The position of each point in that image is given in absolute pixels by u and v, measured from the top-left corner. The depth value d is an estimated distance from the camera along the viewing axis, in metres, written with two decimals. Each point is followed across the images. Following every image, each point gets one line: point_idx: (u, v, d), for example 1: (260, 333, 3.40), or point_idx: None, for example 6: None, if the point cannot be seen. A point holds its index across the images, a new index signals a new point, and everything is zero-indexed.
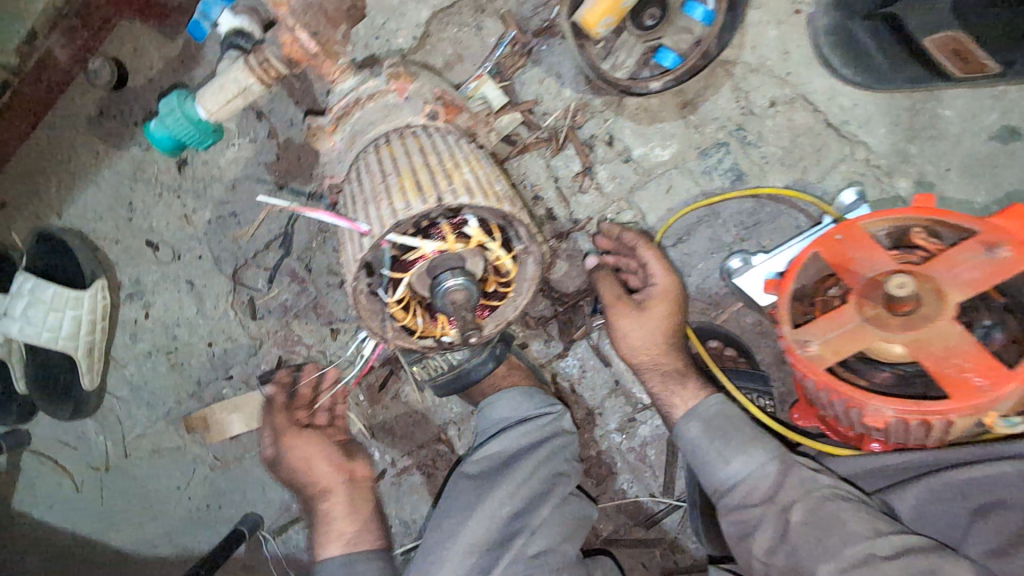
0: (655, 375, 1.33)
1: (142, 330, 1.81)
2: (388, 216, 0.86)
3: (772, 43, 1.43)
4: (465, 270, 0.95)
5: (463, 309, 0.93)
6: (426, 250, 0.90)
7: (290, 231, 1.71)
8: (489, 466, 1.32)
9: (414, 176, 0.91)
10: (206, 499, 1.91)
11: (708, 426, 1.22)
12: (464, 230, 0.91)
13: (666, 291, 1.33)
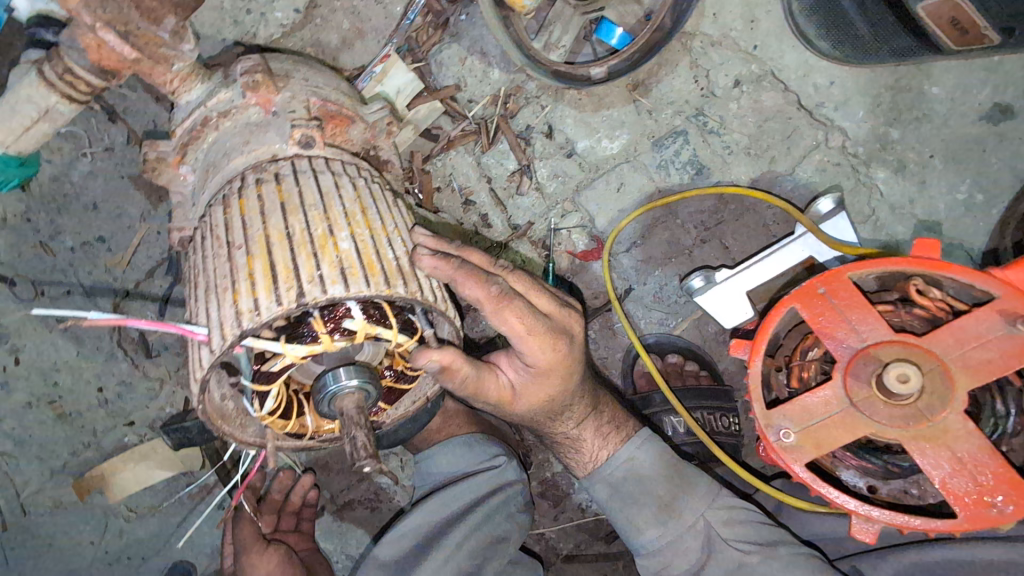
0: (559, 436, 1.01)
1: (14, 380, 1.53)
2: (231, 322, 0.65)
3: (736, 9, 1.19)
4: (358, 367, 0.74)
5: (353, 421, 0.72)
6: (292, 357, 0.68)
7: (177, 255, 1.43)
8: (411, 546, 1.12)
9: (271, 255, 0.68)
10: (124, 553, 1.70)
11: (612, 493, 0.98)
12: (345, 324, 0.69)
13: (541, 366, 0.83)
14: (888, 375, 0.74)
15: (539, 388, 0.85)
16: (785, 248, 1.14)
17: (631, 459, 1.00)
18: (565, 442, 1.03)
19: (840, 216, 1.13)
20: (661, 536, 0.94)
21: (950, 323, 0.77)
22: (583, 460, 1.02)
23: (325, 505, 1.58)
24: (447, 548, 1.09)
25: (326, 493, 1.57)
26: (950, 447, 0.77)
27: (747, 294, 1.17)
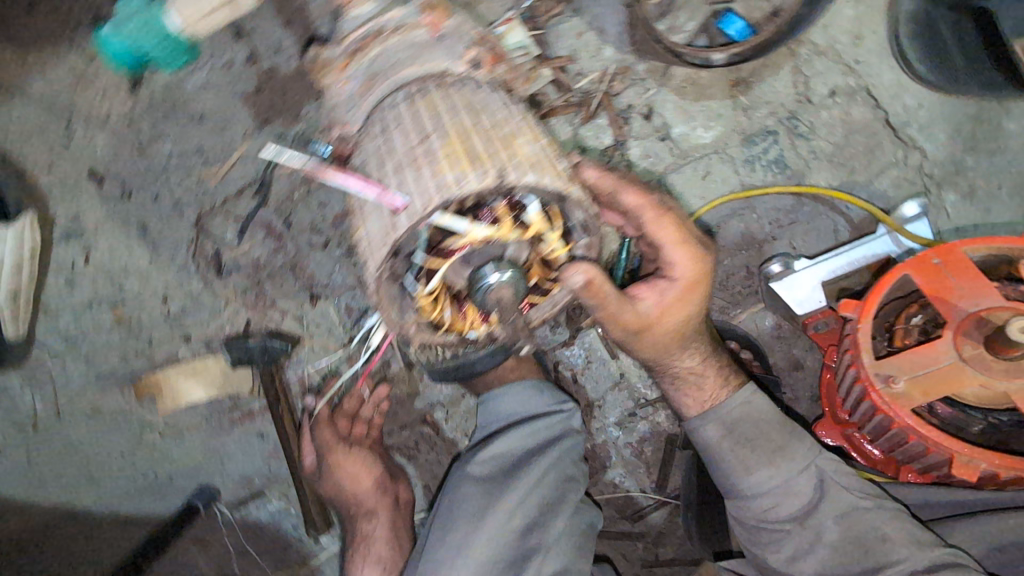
0: (673, 376, 1.10)
1: (81, 277, 1.55)
2: (435, 190, 0.70)
3: (846, 23, 1.30)
4: (510, 262, 0.79)
5: (507, 308, 0.77)
6: (474, 237, 0.74)
7: (269, 176, 1.48)
8: (500, 468, 1.19)
9: (466, 141, 0.74)
10: (151, 469, 1.70)
11: (728, 432, 1.06)
12: (522, 215, 0.76)
13: (695, 284, 0.91)
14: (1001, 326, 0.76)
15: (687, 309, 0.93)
16: (863, 244, 1.24)
17: (750, 399, 1.08)
18: (679, 384, 1.10)
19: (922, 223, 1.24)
20: (776, 476, 1.02)
21: None
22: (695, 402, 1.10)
23: None
24: (536, 474, 1.17)
25: None
26: None
27: (819, 284, 1.26)
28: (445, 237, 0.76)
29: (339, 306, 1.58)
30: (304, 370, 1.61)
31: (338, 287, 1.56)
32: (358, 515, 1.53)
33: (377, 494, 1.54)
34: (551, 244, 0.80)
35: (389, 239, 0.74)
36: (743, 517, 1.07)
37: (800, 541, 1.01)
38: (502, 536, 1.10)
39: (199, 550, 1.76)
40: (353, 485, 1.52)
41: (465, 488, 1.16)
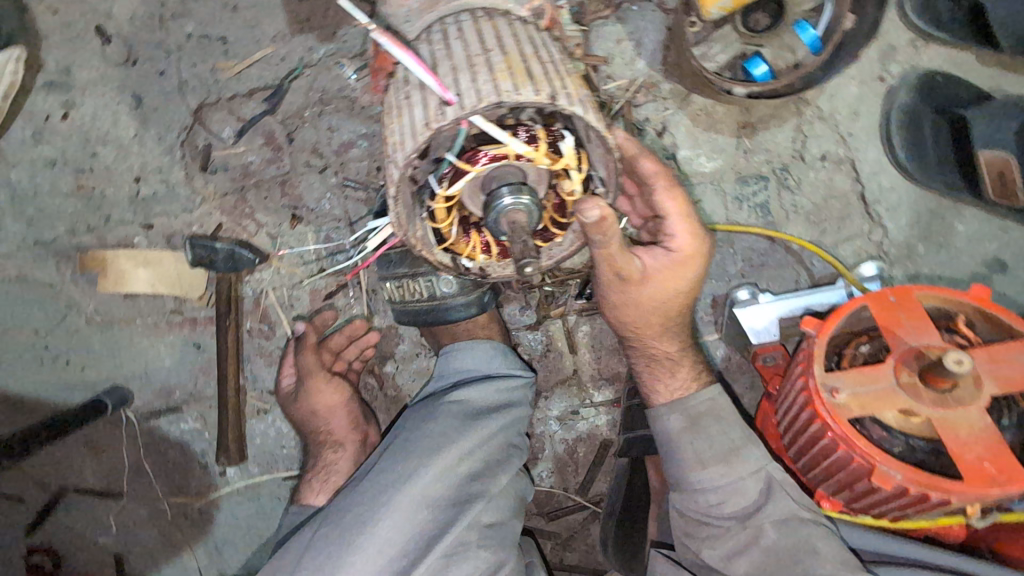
0: (647, 361, 1.15)
1: (52, 133, 1.46)
2: (489, 93, 0.72)
3: (849, 99, 1.42)
4: (528, 189, 0.82)
5: (522, 231, 0.80)
6: (511, 150, 0.77)
7: (285, 87, 1.45)
8: (456, 416, 1.17)
9: (525, 64, 0.77)
10: (62, 356, 1.57)
11: (690, 425, 1.09)
12: (557, 146, 0.79)
13: (690, 256, 1.00)
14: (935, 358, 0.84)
15: (677, 280, 1.02)
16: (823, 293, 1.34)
17: (716, 400, 1.11)
18: (654, 371, 1.14)
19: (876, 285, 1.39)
20: (727, 475, 1.04)
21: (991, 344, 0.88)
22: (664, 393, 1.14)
23: None
24: (485, 428, 1.17)
25: None
26: (970, 437, 0.85)
27: (777, 320, 1.34)
28: (480, 146, 0.78)
29: (317, 235, 1.53)
30: (261, 291, 1.56)
31: (322, 216, 1.53)
32: (325, 443, 1.48)
33: (349, 428, 1.50)
34: (572, 185, 0.84)
35: (428, 130, 0.73)
36: (686, 509, 1.09)
37: (739, 538, 1.03)
38: (448, 479, 1.09)
39: (89, 455, 1.66)
40: (328, 415, 1.48)
41: (419, 425, 1.15)
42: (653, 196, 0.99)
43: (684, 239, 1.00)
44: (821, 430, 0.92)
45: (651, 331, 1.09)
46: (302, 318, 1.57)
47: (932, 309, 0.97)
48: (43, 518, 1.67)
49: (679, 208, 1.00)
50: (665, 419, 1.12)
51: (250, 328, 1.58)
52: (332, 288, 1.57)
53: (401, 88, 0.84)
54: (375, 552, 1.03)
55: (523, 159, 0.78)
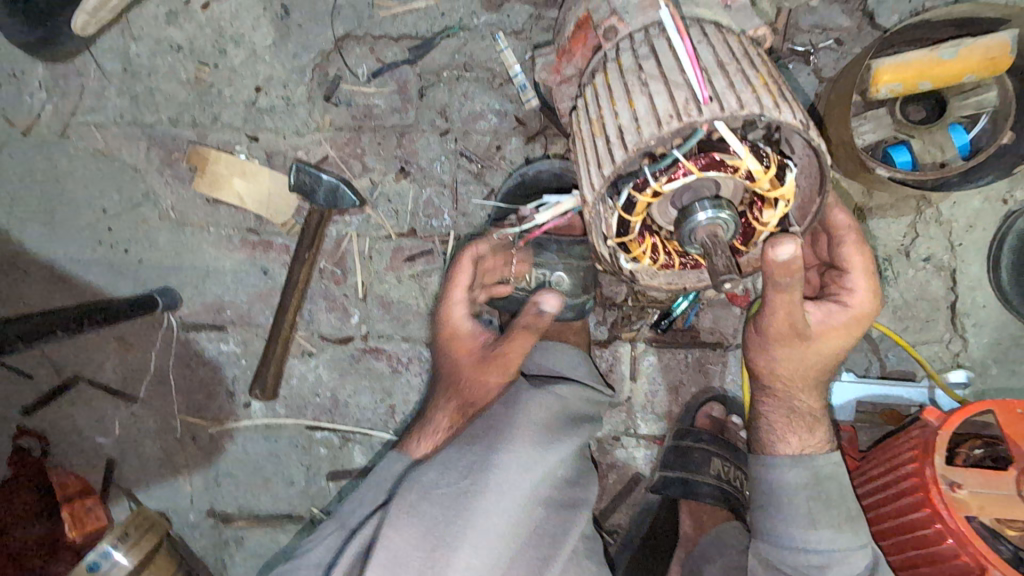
0: (778, 412, 1.13)
1: (186, 17, 1.42)
2: (748, 104, 0.72)
3: (968, 210, 1.44)
4: (727, 205, 0.81)
5: (722, 245, 0.79)
6: (743, 165, 0.75)
7: (433, 42, 1.43)
8: (559, 423, 1.21)
9: (772, 85, 0.78)
10: (124, 242, 1.51)
11: (813, 483, 1.08)
12: (780, 175, 0.79)
13: (861, 316, 1.01)
14: None
15: (839, 338, 1.03)
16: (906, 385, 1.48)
17: (839, 465, 1.10)
18: (784, 424, 1.12)
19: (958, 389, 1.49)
20: (838, 543, 1.04)
21: None
22: (789, 445, 1.11)
23: (356, 336, 1.56)
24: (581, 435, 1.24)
25: (367, 327, 1.56)
26: None
27: (857, 399, 1.47)
28: (707, 152, 0.77)
29: (418, 195, 1.50)
30: (345, 234, 1.52)
31: (428, 177, 1.49)
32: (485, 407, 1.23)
33: None
34: (770, 216, 0.83)
35: (678, 122, 0.73)
36: (778, 562, 1.09)
37: None
38: (555, 482, 1.18)
39: (115, 350, 1.58)
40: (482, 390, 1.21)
41: (537, 434, 1.16)
42: (840, 249, 1.01)
43: (862, 297, 1.02)
44: (928, 520, 0.95)
45: (798, 385, 1.09)
46: (378, 272, 1.53)
47: None
48: (46, 401, 1.58)
49: (864, 266, 1.01)
50: (785, 468, 1.10)
51: (322, 267, 1.53)
52: (415, 251, 1.52)
53: (629, 74, 0.84)
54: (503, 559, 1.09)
55: (747, 177, 0.77)
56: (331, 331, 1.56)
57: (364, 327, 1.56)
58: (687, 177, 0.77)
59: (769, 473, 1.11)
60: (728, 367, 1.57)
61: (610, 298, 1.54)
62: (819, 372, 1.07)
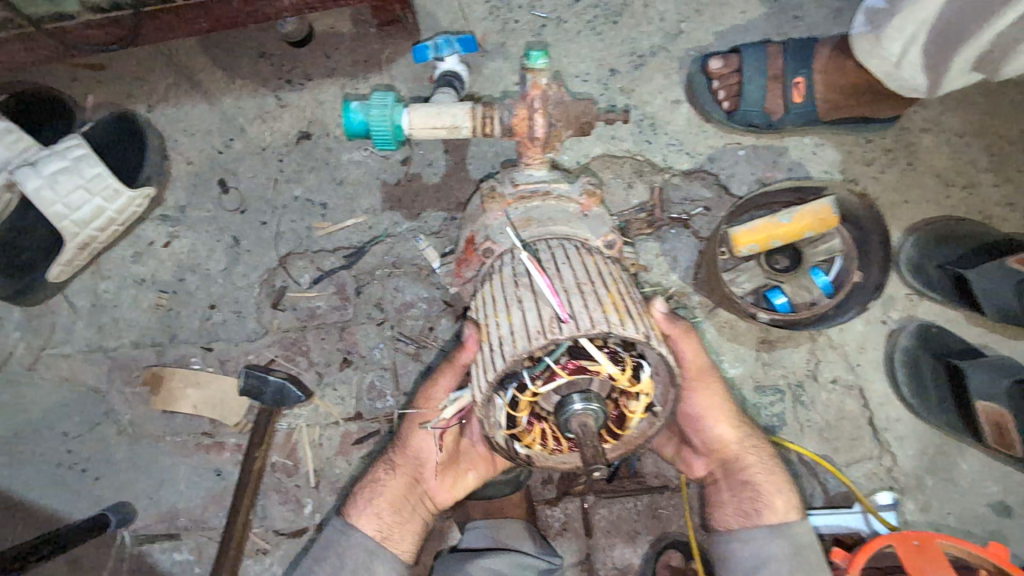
0: (725, 490, 1.26)
1: (150, 255, 1.64)
2: (601, 322, 0.89)
3: (856, 333, 1.59)
4: (596, 397, 0.94)
5: (592, 436, 0.91)
6: (605, 369, 0.91)
7: (364, 249, 1.64)
8: None
9: (620, 301, 0.97)
10: (83, 461, 1.58)
11: (796, 553, 1.14)
12: (637, 373, 0.95)
13: (701, 368, 1.25)
14: None
15: (722, 405, 1.27)
16: (842, 515, 1.50)
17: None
18: (740, 494, 1.23)
19: (892, 513, 1.52)
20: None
21: None
22: (741, 516, 1.21)
23: (309, 527, 1.57)
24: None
25: (320, 516, 1.58)
26: None
27: None
28: (574, 359, 0.92)
29: (361, 380, 1.62)
30: (295, 425, 1.60)
31: (370, 364, 1.62)
32: (415, 503, 1.24)
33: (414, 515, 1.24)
34: (636, 405, 0.97)
35: (546, 338, 0.88)
36: None
37: None
38: None
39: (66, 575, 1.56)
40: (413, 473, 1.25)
41: None
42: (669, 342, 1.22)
43: (693, 356, 1.23)
44: None
45: (733, 458, 1.25)
46: (329, 457, 1.60)
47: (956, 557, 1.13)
48: None
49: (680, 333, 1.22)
50: (765, 537, 1.16)
51: (275, 461, 1.60)
52: (362, 434, 1.61)
53: (512, 290, 1.01)
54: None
55: (608, 377, 0.93)
56: (284, 525, 1.58)
57: (317, 516, 1.58)
58: (555, 381, 0.91)
59: (745, 547, 1.17)
60: (678, 509, 1.58)
61: None
62: (741, 440, 1.27)
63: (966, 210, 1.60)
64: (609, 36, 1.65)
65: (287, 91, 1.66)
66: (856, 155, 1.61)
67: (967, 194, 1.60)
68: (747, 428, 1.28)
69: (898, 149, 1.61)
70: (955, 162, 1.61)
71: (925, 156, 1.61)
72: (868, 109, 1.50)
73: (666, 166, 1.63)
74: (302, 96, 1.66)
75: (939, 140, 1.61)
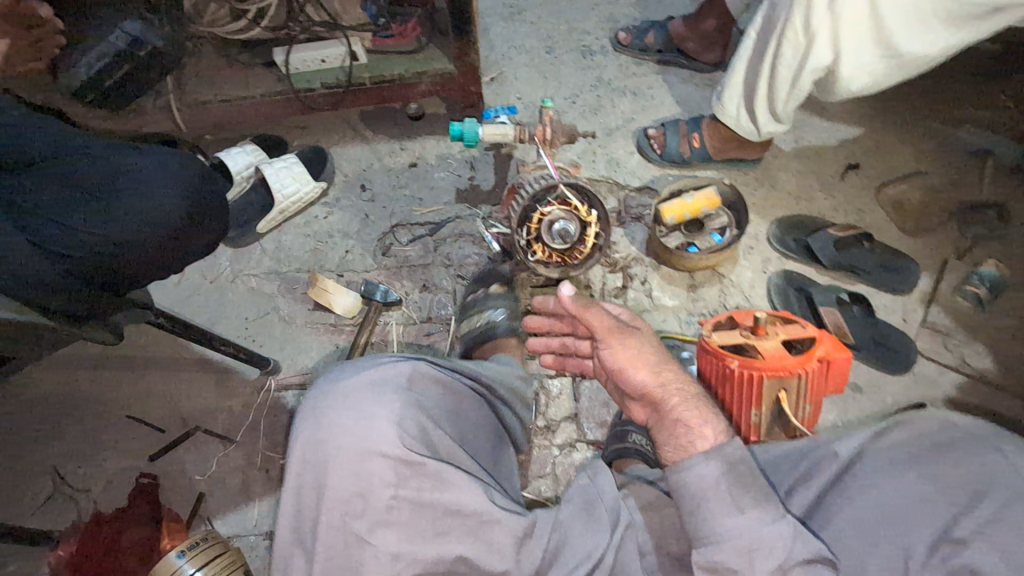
0: (664, 425, 1.55)
1: (314, 222, 2.72)
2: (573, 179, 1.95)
3: (747, 279, 2.50)
4: (572, 221, 1.93)
5: (570, 233, 1.89)
6: (575, 202, 1.94)
7: (442, 224, 2.69)
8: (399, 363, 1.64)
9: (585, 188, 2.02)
10: (254, 336, 2.48)
11: (729, 469, 1.36)
12: (591, 212, 1.94)
13: (612, 330, 1.72)
14: (755, 317, 1.72)
15: (636, 357, 1.67)
16: None
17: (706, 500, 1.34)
18: (674, 426, 1.51)
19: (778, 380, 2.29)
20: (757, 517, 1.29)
21: (782, 321, 1.76)
22: (680, 450, 1.46)
23: None
24: (425, 403, 1.53)
25: None
26: (775, 350, 1.66)
27: None
28: (560, 199, 1.96)
29: (433, 298, 2.54)
30: (389, 323, 2.50)
31: (439, 288, 2.56)
32: None
33: None
34: (591, 233, 1.96)
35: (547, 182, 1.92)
36: None
37: None
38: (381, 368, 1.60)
39: (228, 407, 2.36)
40: None
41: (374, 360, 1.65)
42: (582, 310, 1.75)
43: (595, 316, 1.74)
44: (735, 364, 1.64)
45: (658, 400, 1.59)
46: (409, 342, 2.47)
47: (764, 314, 1.79)
48: (172, 447, 2.30)
49: (586, 309, 1.76)
50: (701, 462, 1.38)
51: (374, 342, 2.47)
52: (431, 330, 2.49)
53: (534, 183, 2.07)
54: (407, 526, 1.36)
55: (577, 209, 1.94)
56: None
57: None
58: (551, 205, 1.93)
59: (689, 472, 1.39)
60: None
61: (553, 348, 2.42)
62: (661, 380, 1.63)
63: (811, 211, 2.61)
64: (591, 119, 2.89)
65: (407, 142, 2.89)
66: (738, 181, 2.70)
67: (809, 202, 2.62)
68: (664, 372, 1.64)
69: (763, 179, 2.70)
70: (802, 185, 2.67)
71: (781, 182, 2.68)
72: (739, 152, 2.62)
73: (625, 184, 2.73)
74: (415, 144, 2.88)
75: (790, 174, 2.70)
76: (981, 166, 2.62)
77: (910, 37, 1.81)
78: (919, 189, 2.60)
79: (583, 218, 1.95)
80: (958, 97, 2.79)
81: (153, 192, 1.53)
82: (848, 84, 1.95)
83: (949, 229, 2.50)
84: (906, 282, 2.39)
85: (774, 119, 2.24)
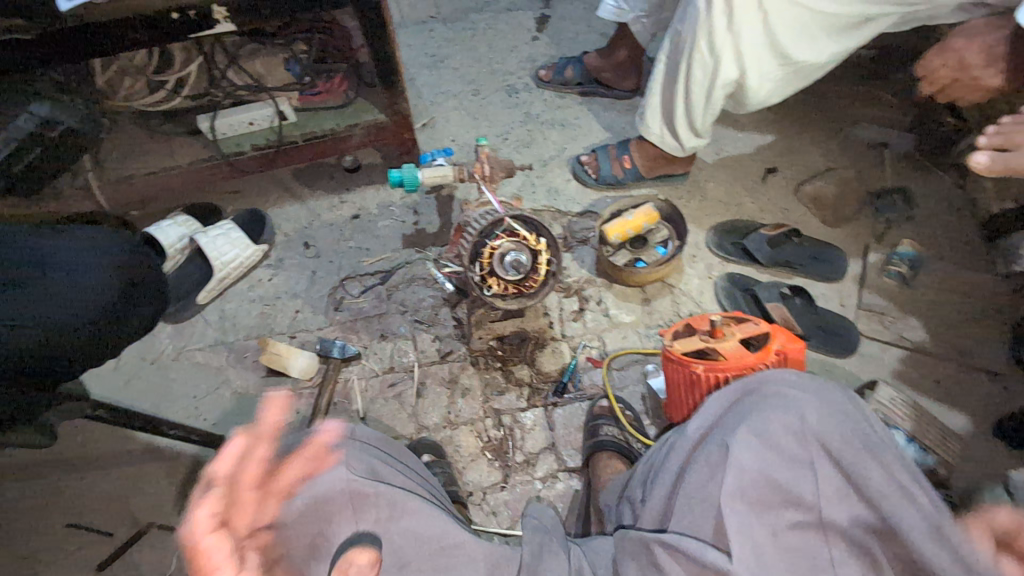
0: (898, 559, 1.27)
1: (258, 286, 2.62)
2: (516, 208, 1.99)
3: (695, 287, 2.60)
4: (523, 251, 1.96)
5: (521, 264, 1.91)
6: (522, 232, 1.96)
7: (392, 271, 2.66)
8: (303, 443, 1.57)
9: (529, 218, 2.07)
10: (205, 414, 2.33)
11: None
12: (539, 240, 1.98)
13: None
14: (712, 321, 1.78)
15: None
16: None
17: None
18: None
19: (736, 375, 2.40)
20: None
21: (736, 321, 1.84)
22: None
23: None
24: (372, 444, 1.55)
25: None
26: (734, 350, 1.72)
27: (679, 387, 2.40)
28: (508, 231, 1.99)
29: (392, 347, 2.48)
30: (351, 378, 2.42)
31: (397, 336, 2.50)
32: None
33: None
34: (543, 259, 1.98)
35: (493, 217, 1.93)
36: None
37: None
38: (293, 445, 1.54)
39: (184, 496, 2.19)
40: None
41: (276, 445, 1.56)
42: None
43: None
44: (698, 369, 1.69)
45: None
46: (373, 395, 2.39)
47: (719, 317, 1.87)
48: (123, 550, 2.08)
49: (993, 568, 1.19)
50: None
51: (336, 400, 2.37)
52: (395, 380, 2.42)
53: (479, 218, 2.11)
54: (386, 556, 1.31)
55: (525, 239, 1.97)
56: None
57: None
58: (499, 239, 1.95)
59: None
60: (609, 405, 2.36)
61: (520, 380, 2.41)
62: None
63: (742, 215, 2.77)
64: (525, 153, 2.99)
65: (346, 194, 2.87)
66: (672, 195, 2.84)
67: (739, 207, 2.79)
68: None
69: (693, 191, 2.85)
70: (729, 192, 2.84)
71: (711, 192, 2.84)
72: (668, 168, 2.76)
73: (567, 211, 2.81)
74: (354, 196, 2.86)
75: (717, 184, 2.86)
76: (880, 158, 2.88)
77: (799, 48, 2.00)
78: (832, 184, 2.81)
79: (533, 246, 1.97)
80: (850, 99, 3.08)
81: (84, 264, 1.48)
82: (755, 93, 2.11)
83: (863, 217, 2.71)
84: (836, 269, 2.56)
85: (695, 134, 2.38)
